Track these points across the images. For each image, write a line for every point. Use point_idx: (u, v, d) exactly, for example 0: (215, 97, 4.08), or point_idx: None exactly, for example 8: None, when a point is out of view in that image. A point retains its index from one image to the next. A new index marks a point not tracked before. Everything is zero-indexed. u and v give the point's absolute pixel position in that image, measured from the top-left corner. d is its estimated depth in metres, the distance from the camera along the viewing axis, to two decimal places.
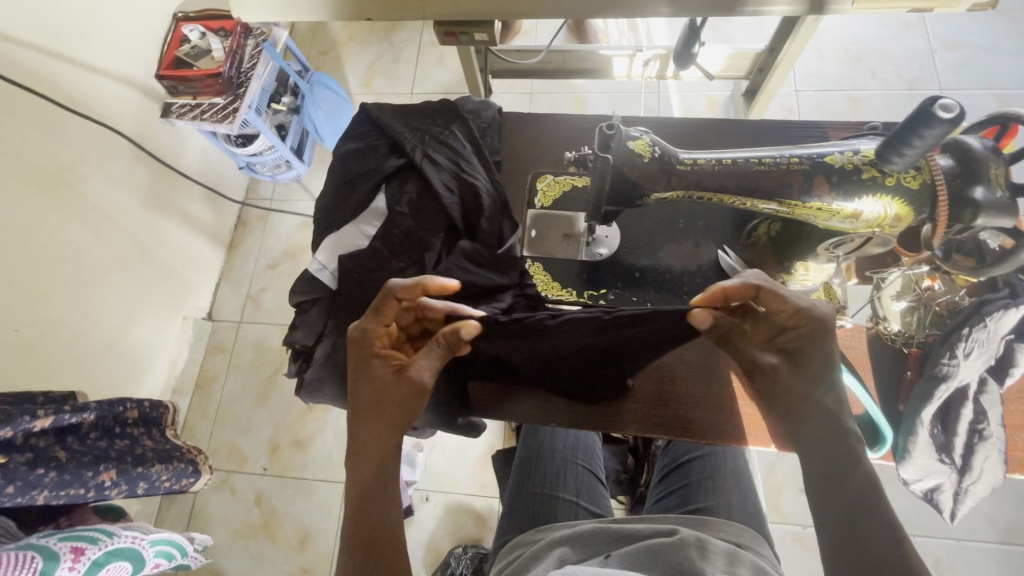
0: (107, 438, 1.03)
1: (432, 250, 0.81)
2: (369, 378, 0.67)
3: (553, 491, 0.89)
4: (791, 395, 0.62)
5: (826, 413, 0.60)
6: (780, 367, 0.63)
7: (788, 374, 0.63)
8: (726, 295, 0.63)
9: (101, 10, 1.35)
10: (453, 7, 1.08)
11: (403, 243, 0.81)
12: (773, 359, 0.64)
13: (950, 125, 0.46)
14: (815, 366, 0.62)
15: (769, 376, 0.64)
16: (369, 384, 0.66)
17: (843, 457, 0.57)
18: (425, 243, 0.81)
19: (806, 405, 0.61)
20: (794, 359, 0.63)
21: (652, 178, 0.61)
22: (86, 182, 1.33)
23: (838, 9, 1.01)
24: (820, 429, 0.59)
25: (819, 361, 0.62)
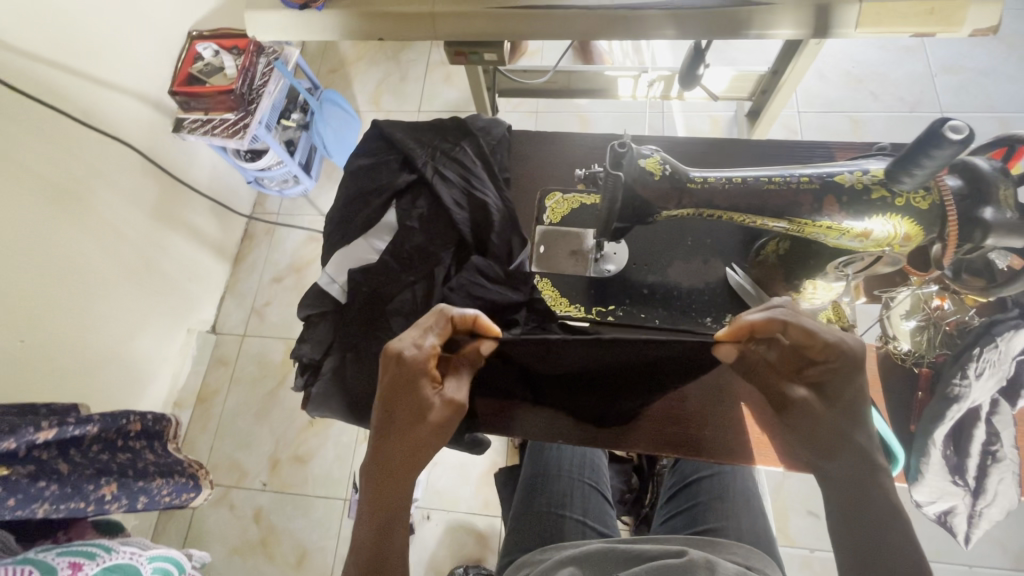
0: (109, 451, 1.02)
1: (443, 265, 0.82)
2: (411, 399, 0.65)
3: (560, 510, 0.88)
4: (827, 428, 0.61)
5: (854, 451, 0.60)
6: (811, 401, 0.63)
7: (823, 408, 0.62)
8: (751, 330, 0.64)
9: (117, 28, 1.38)
10: (464, 28, 1.10)
11: (413, 258, 0.82)
12: (802, 393, 0.64)
13: (960, 146, 0.47)
14: (850, 404, 0.62)
15: (804, 410, 0.63)
16: (411, 404, 0.65)
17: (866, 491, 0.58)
18: (435, 258, 0.82)
19: (842, 441, 0.60)
20: (825, 393, 0.63)
21: (663, 196, 0.62)
22: (96, 195, 1.35)
23: (842, 32, 1.03)
24: (852, 459, 0.59)
25: (851, 395, 0.62)
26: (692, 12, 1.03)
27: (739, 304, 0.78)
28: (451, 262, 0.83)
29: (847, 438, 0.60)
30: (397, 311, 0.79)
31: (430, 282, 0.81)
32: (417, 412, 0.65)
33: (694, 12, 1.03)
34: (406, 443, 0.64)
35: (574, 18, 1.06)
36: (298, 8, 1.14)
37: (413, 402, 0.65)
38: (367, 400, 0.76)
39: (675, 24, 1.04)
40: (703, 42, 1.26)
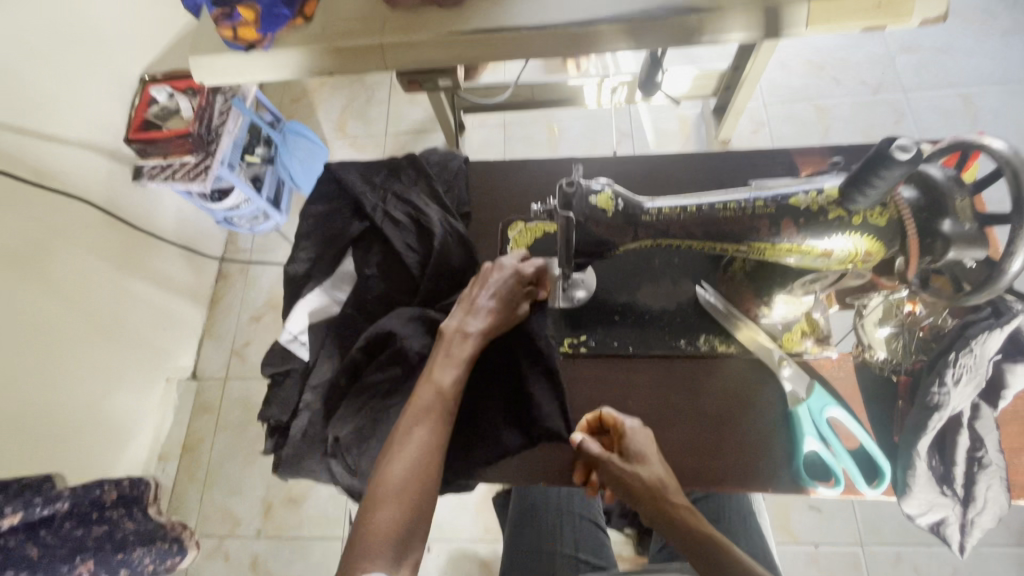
0: (83, 526, 0.99)
1: (411, 338, 0.74)
2: (466, 303, 0.72)
3: (550, 546, 0.86)
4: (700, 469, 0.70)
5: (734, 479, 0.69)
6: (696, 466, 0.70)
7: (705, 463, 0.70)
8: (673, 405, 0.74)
9: (63, 82, 1.34)
10: (415, 57, 1.08)
11: (380, 332, 0.74)
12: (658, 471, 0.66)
13: (909, 166, 0.46)
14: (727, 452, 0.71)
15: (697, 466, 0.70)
16: (482, 296, 0.72)
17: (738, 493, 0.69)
18: (393, 335, 0.74)
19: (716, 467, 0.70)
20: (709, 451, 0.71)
21: (619, 231, 0.60)
22: (56, 254, 1.30)
23: (793, 32, 1.02)
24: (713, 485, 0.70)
25: (740, 436, 0.71)
26: (644, 23, 1.01)
27: (712, 323, 0.76)
28: (423, 338, 0.75)
29: (713, 474, 0.70)
30: (383, 401, 0.73)
31: (410, 369, 0.74)
32: (462, 316, 0.71)
33: (645, 24, 1.01)
34: (436, 357, 0.69)
35: (524, 38, 1.04)
36: (244, 50, 1.10)
37: (503, 300, 0.72)
38: (342, 457, 0.72)
39: (627, 36, 1.02)
40: (659, 50, 1.25)
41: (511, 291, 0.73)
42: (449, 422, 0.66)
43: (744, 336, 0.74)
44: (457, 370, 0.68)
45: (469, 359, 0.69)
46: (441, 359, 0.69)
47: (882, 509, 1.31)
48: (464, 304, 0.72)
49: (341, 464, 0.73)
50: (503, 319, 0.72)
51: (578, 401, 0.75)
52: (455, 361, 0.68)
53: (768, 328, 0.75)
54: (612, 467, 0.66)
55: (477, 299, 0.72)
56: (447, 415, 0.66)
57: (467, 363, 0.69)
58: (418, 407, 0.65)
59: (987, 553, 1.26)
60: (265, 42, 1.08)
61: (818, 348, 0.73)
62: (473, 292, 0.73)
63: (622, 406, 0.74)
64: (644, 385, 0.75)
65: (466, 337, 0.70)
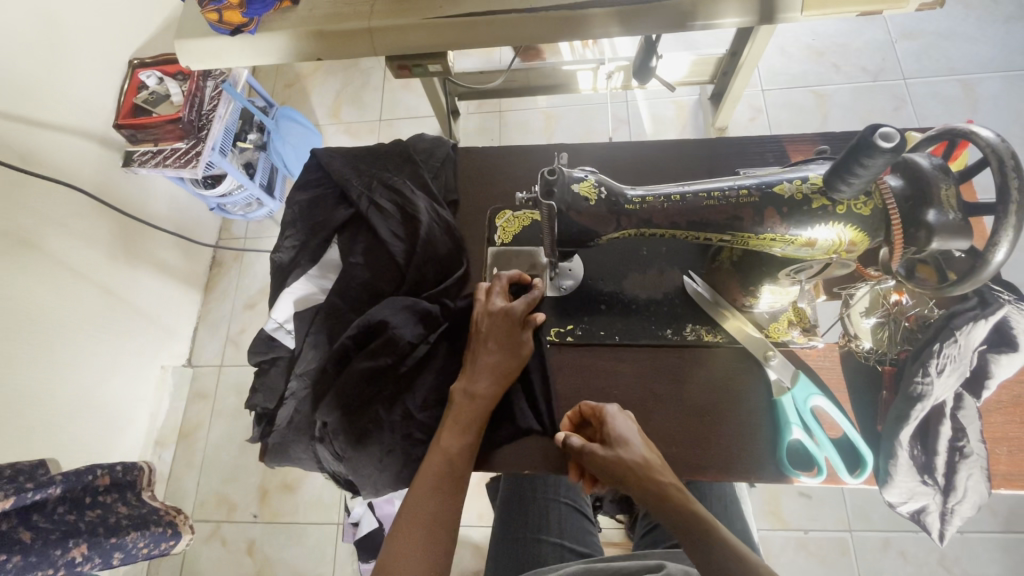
0: (76, 511, 1.00)
1: (403, 328, 0.73)
2: (471, 360, 0.70)
3: (536, 533, 0.86)
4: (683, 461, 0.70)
5: (717, 468, 0.70)
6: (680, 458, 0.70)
7: (689, 454, 0.70)
8: (657, 397, 0.74)
9: (51, 65, 1.32)
10: (404, 41, 1.06)
11: (372, 320, 0.73)
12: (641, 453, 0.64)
13: (892, 154, 0.45)
14: (710, 444, 0.71)
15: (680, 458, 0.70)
16: (487, 350, 0.69)
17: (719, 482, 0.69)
18: (385, 324, 0.73)
19: (700, 457, 0.70)
20: (694, 443, 0.71)
21: (602, 220, 0.59)
22: (47, 240, 1.30)
23: (788, 17, 1.00)
24: (696, 475, 0.70)
25: (726, 427, 0.72)
26: (636, 9, 0.99)
27: (698, 312, 0.76)
28: (416, 329, 0.74)
29: (696, 465, 0.70)
30: (371, 387, 0.72)
31: (399, 359, 0.73)
32: (468, 377, 0.69)
33: (638, 9, 0.99)
34: (445, 422, 0.67)
35: (515, 23, 1.02)
36: (230, 33, 1.08)
37: (507, 351, 0.70)
38: (327, 445, 0.72)
39: (620, 20, 1.00)
40: (654, 35, 1.23)
41: (512, 340, 0.70)
42: (461, 486, 0.66)
43: (730, 327, 0.74)
44: (465, 436, 0.67)
45: (476, 422, 0.68)
46: (449, 424, 0.67)
47: (869, 495, 1.33)
48: (470, 363, 0.70)
49: (329, 451, 0.72)
50: (510, 373, 0.70)
51: (563, 390, 0.75)
52: (464, 426, 0.67)
53: (753, 317, 0.75)
54: (596, 457, 0.64)
55: (482, 357, 0.69)
56: (460, 480, 0.66)
57: (475, 427, 0.67)
58: (429, 476, 0.65)
59: (973, 538, 1.27)
60: (251, 25, 1.07)
61: (804, 338, 0.73)
62: (475, 345, 0.71)
63: (606, 395, 0.74)
64: (628, 374, 0.75)
65: (473, 399, 0.68)
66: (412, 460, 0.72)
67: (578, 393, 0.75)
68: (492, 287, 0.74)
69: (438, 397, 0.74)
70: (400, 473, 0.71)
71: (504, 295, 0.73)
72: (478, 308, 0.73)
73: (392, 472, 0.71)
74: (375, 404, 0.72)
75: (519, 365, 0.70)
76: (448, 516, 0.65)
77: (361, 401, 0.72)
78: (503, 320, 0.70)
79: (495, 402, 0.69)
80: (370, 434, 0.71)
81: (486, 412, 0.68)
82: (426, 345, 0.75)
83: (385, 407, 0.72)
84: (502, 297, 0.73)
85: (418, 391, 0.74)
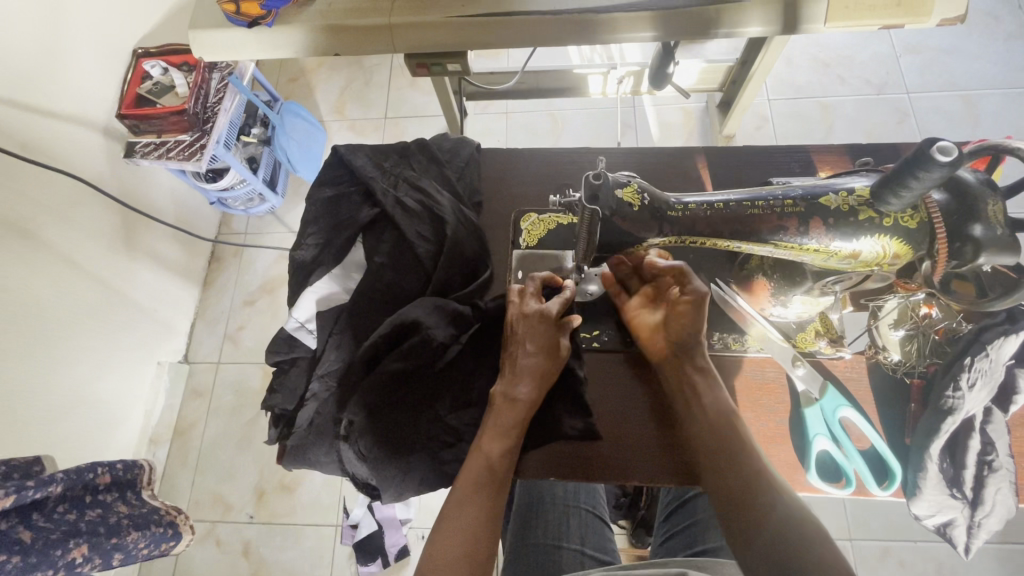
0: (76, 510, 0.97)
1: (436, 328, 0.72)
2: (507, 362, 0.69)
3: (556, 540, 0.85)
4: None
5: None
6: None
7: None
8: None
9: (56, 51, 1.28)
10: (424, 40, 1.01)
11: (404, 319, 0.72)
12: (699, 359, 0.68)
13: (949, 168, 0.45)
14: None
15: None
16: (523, 353, 0.69)
17: None
18: (418, 324, 0.72)
19: None
20: None
21: (644, 226, 0.59)
22: (47, 230, 1.26)
23: (811, 28, 0.96)
24: None
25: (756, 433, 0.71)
26: (659, 13, 0.95)
27: (722, 317, 0.74)
28: (448, 329, 0.73)
29: None
30: (401, 388, 0.72)
31: (432, 358, 0.72)
32: (506, 381, 0.68)
33: (658, 13, 0.95)
34: (484, 426, 0.67)
35: (533, 25, 0.98)
36: (247, 26, 1.03)
37: (545, 353, 0.69)
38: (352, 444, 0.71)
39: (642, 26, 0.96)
40: (672, 40, 1.23)
41: (550, 343, 0.69)
42: (502, 492, 0.65)
43: (755, 335, 0.73)
44: (505, 440, 0.66)
45: (516, 426, 0.67)
46: (489, 427, 0.67)
47: (871, 505, 1.33)
48: (507, 366, 0.69)
49: (353, 451, 0.71)
50: (548, 377, 0.69)
51: (596, 395, 0.74)
52: (503, 430, 0.66)
53: (780, 327, 0.74)
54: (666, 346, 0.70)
55: (520, 359, 0.68)
56: (499, 485, 0.65)
57: (514, 431, 0.67)
58: (469, 481, 0.64)
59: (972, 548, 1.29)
60: (268, 18, 1.01)
61: (832, 349, 0.71)
62: (511, 347, 0.70)
63: (638, 399, 0.74)
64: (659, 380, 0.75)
65: (513, 403, 0.67)
66: (438, 463, 0.71)
67: (611, 399, 0.74)
68: (525, 288, 0.74)
69: (468, 399, 0.73)
70: (426, 477, 0.70)
71: (537, 296, 0.73)
72: (512, 310, 0.72)
73: (420, 475, 0.70)
74: (405, 405, 0.71)
75: (557, 369, 0.70)
76: (492, 522, 0.63)
77: (390, 401, 0.71)
78: (540, 321, 0.70)
79: (534, 406, 0.68)
80: (399, 435, 0.70)
81: (526, 416, 0.67)
82: (458, 345, 0.74)
83: (415, 408, 0.72)
84: (536, 299, 0.72)
85: (447, 393, 0.73)
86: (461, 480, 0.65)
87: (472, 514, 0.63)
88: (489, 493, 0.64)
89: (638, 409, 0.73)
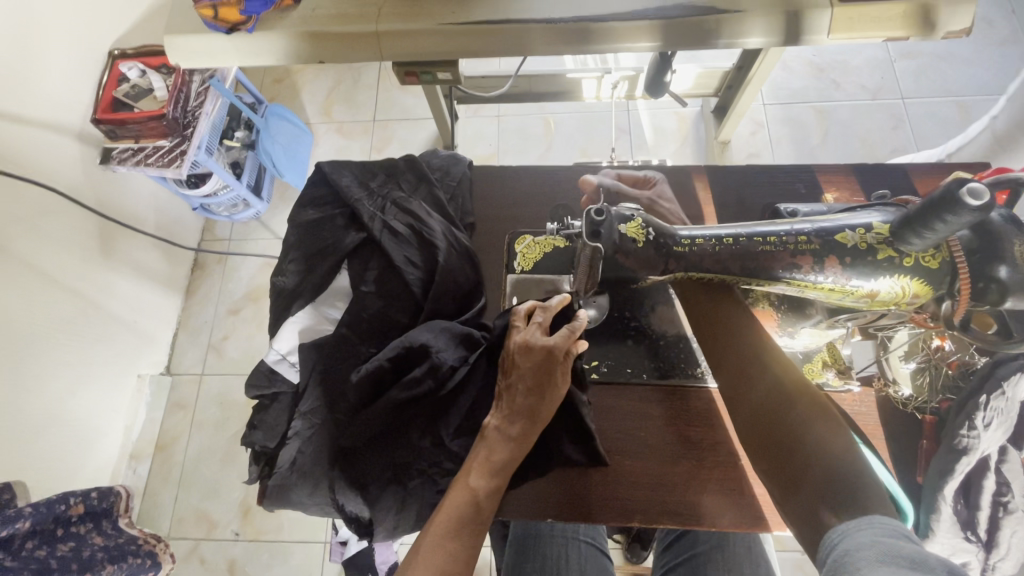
0: (47, 545, 0.93)
1: (445, 351, 0.69)
2: (504, 396, 0.65)
3: (556, 575, 0.82)
4: (715, 505, 0.67)
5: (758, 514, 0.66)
6: (713, 505, 0.67)
7: (722, 498, 0.67)
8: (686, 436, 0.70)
9: (27, 54, 1.21)
10: (414, 48, 0.96)
11: (412, 343, 0.69)
12: None
13: (979, 213, 0.42)
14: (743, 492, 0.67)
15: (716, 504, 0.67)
16: (520, 391, 0.64)
17: (747, 520, 0.66)
18: (425, 348, 0.69)
19: (729, 504, 0.67)
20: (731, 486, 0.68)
21: (648, 262, 0.56)
22: (19, 242, 1.19)
23: (813, 39, 0.92)
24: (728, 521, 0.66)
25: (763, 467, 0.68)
26: (661, 22, 0.91)
27: None
28: (457, 351, 0.70)
29: (725, 507, 0.67)
30: (401, 419, 0.68)
31: (440, 382, 0.69)
32: (502, 415, 0.65)
33: (656, 23, 0.90)
34: (473, 459, 0.63)
35: (530, 32, 0.93)
36: (225, 32, 0.97)
37: (542, 390, 0.64)
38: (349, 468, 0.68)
39: (641, 36, 0.92)
40: (669, 49, 1.19)
41: (550, 380, 0.64)
42: (483, 530, 0.61)
43: None
44: (494, 479, 0.63)
45: (507, 464, 0.63)
46: (478, 462, 0.63)
47: None
48: (505, 400, 0.65)
49: (345, 480, 0.67)
50: (542, 417, 0.65)
51: (598, 427, 0.71)
52: (495, 468, 0.63)
53: (786, 358, 0.71)
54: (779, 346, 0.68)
55: (517, 396, 0.64)
56: (480, 524, 0.61)
57: (504, 470, 0.63)
58: (450, 515, 0.60)
59: None
60: (249, 24, 0.95)
61: (839, 381, 0.69)
62: (508, 379, 0.65)
63: (640, 435, 0.71)
64: (658, 414, 0.72)
65: (505, 440, 0.64)
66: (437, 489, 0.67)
67: (614, 435, 0.71)
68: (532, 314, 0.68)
69: (473, 424, 0.69)
70: (422, 512, 0.66)
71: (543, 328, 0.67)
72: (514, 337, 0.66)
73: (415, 511, 0.67)
74: (406, 433, 0.68)
75: (554, 404, 0.65)
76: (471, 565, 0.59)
77: (385, 430, 0.68)
78: (545, 357, 0.64)
79: (527, 444, 0.64)
80: (400, 461, 0.68)
81: (518, 454, 0.64)
82: (467, 366, 0.71)
83: (417, 433, 0.68)
84: (541, 331, 0.66)
85: (451, 417, 0.69)
86: (441, 513, 0.61)
87: (451, 548, 0.58)
88: (471, 526, 0.60)
89: (640, 447, 0.70)
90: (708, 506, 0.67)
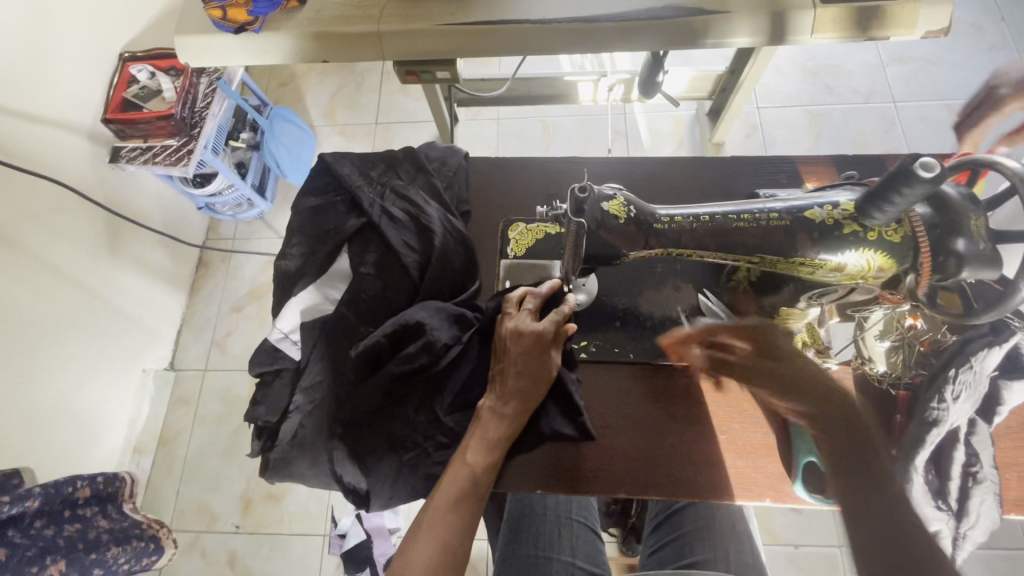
0: (54, 525, 0.96)
1: (439, 329, 0.72)
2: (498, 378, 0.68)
3: (547, 552, 0.84)
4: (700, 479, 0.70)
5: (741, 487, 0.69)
6: (697, 479, 0.69)
7: (706, 472, 0.70)
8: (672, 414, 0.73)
9: (42, 56, 1.26)
10: (414, 47, 1.00)
11: (407, 322, 0.72)
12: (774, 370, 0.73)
13: (930, 184, 0.45)
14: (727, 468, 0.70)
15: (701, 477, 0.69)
16: (513, 373, 0.68)
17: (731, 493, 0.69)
18: (420, 326, 0.72)
19: (713, 478, 0.69)
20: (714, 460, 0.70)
21: (630, 239, 0.59)
22: (31, 237, 1.24)
23: (797, 39, 0.96)
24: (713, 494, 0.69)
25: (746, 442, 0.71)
26: (650, 23, 0.95)
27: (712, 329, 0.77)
28: (451, 330, 0.73)
29: (709, 480, 0.69)
30: (397, 394, 0.72)
31: (435, 358, 0.72)
32: (497, 396, 0.68)
33: (645, 24, 0.94)
34: (471, 438, 0.66)
35: (525, 33, 0.97)
36: (233, 32, 1.01)
37: (534, 372, 0.68)
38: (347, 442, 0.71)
39: (632, 36, 0.96)
40: (662, 51, 1.23)
41: (542, 363, 0.68)
42: (481, 503, 0.65)
43: None
44: (490, 454, 0.66)
45: (502, 441, 0.67)
46: (475, 439, 0.66)
47: None
48: (498, 382, 0.68)
49: (345, 451, 0.70)
50: (536, 397, 0.68)
51: (587, 406, 0.74)
52: (491, 444, 0.66)
53: (768, 338, 0.74)
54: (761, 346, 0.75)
55: (510, 378, 0.67)
56: (479, 496, 0.65)
57: (500, 446, 0.67)
58: (450, 490, 0.63)
59: None
60: (256, 24, 0.99)
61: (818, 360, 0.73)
62: (502, 363, 0.69)
63: (627, 413, 0.73)
64: (645, 394, 0.75)
65: (500, 418, 0.67)
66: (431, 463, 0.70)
67: (602, 414, 0.73)
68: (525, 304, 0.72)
69: (466, 402, 0.72)
70: (417, 484, 0.69)
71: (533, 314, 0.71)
72: (507, 323, 0.70)
73: (409, 484, 0.69)
74: (403, 407, 0.72)
75: (546, 385, 0.69)
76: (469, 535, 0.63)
77: (382, 404, 0.71)
78: (536, 342, 0.68)
79: (521, 423, 0.68)
80: (397, 437, 0.71)
81: (513, 432, 0.67)
82: (459, 346, 0.73)
83: (412, 408, 0.71)
84: (531, 317, 0.70)
85: (446, 394, 0.72)
86: (442, 488, 0.64)
87: (451, 521, 0.62)
88: (470, 501, 0.64)
89: (627, 424, 0.73)
90: (692, 479, 0.69)
